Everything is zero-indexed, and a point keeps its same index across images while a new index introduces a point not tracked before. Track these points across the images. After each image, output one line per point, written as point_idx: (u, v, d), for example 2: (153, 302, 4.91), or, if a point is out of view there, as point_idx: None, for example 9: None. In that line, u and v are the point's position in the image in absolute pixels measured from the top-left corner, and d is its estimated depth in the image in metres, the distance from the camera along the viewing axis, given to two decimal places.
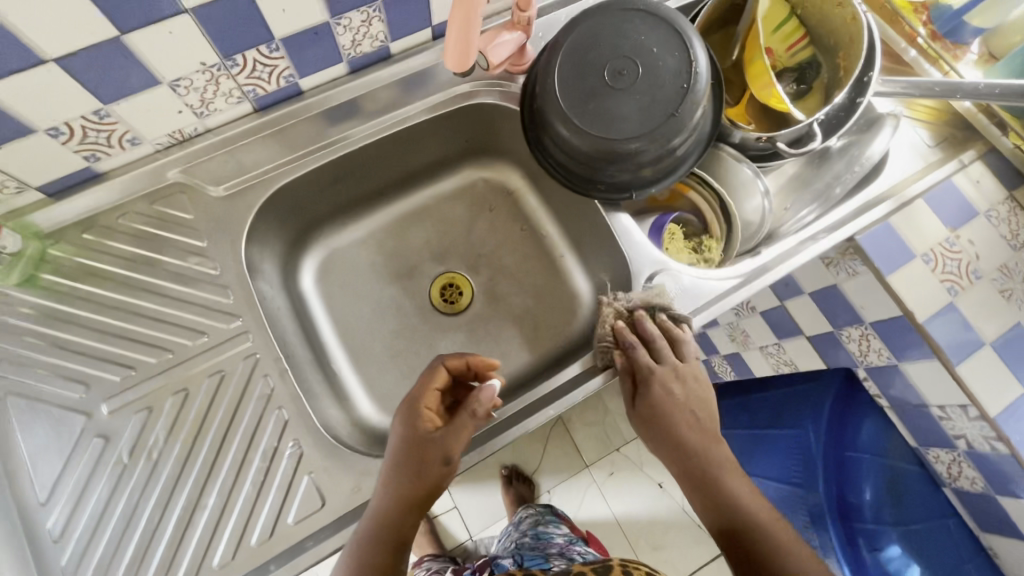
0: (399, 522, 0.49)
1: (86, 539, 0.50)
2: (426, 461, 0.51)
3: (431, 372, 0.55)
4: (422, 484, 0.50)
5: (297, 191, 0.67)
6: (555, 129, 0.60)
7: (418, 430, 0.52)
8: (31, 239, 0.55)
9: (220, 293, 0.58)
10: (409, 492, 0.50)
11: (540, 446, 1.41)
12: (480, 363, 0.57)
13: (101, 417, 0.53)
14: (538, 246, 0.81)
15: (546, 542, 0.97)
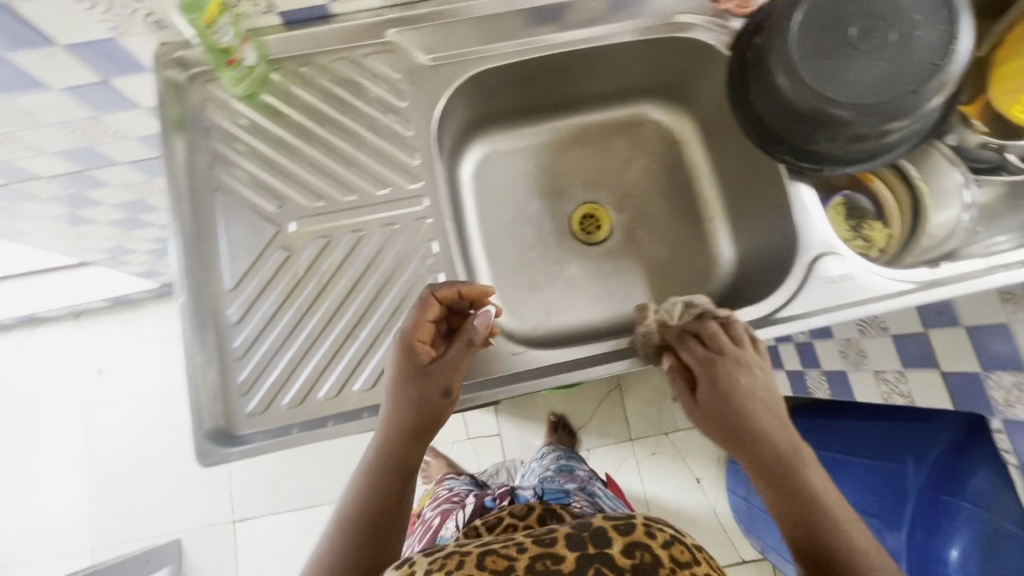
0: (402, 457, 0.51)
1: (258, 331, 0.56)
2: (426, 392, 0.52)
3: (423, 303, 0.54)
4: (423, 413, 0.52)
5: (488, 82, 0.68)
6: (773, 77, 0.58)
7: (415, 360, 0.53)
8: (262, 59, 0.60)
9: (407, 154, 0.61)
10: (412, 423, 0.51)
11: (592, 406, 1.44)
12: (473, 295, 0.56)
13: (289, 233, 0.58)
14: (690, 202, 0.79)
15: (569, 473, 0.98)
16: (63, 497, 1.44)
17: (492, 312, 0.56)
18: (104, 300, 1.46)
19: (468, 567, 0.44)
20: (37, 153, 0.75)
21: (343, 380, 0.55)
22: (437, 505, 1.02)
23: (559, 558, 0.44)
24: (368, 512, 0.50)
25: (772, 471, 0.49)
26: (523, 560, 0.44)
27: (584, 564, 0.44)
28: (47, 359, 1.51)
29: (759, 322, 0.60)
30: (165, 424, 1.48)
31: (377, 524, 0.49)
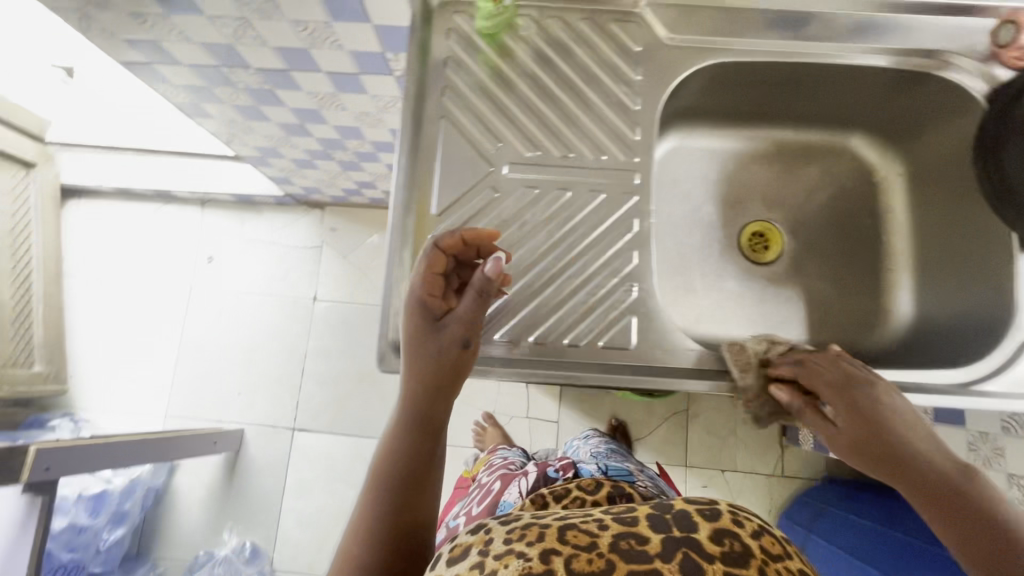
0: (427, 415, 0.51)
1: (453, 259, 0.58)
2: (443, 343, 0.52)
3: (430, 255, 0.54)
4: (444, 366, 0.51)
5: (717, 76, 0.67)
6: None
7: (429, 310, 0.53)
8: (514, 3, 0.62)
9: (629, 127, 0.61)
10: (434, 376, 0.51)
11: (655, 421, 1.39)
12: (477, 238, 0.55)
13: (501, 175, 0.60)
14: (872, 246, 0.75)
15: (623, 454, 0.90)
16: (151, 362, 1.54)
17: (502, 259, 0.51)
18: (231, 195, 1.55)
19: (546, 541, 0.35)
20: (259, 43, 0.79)
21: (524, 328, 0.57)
22: (493, 472, 0.89)
23: (643, 539, 0.35)
24: (397, 475, 0.49)
25: (934, 487, 0.42)
26: (606, 538, 0.35)
27: (670, 549, 0.34)
28: (165, 235, 1.61)
29: (959, 388, 0.58)
30: (255, 323, 1.56)
31: (410, 484, 0.49)
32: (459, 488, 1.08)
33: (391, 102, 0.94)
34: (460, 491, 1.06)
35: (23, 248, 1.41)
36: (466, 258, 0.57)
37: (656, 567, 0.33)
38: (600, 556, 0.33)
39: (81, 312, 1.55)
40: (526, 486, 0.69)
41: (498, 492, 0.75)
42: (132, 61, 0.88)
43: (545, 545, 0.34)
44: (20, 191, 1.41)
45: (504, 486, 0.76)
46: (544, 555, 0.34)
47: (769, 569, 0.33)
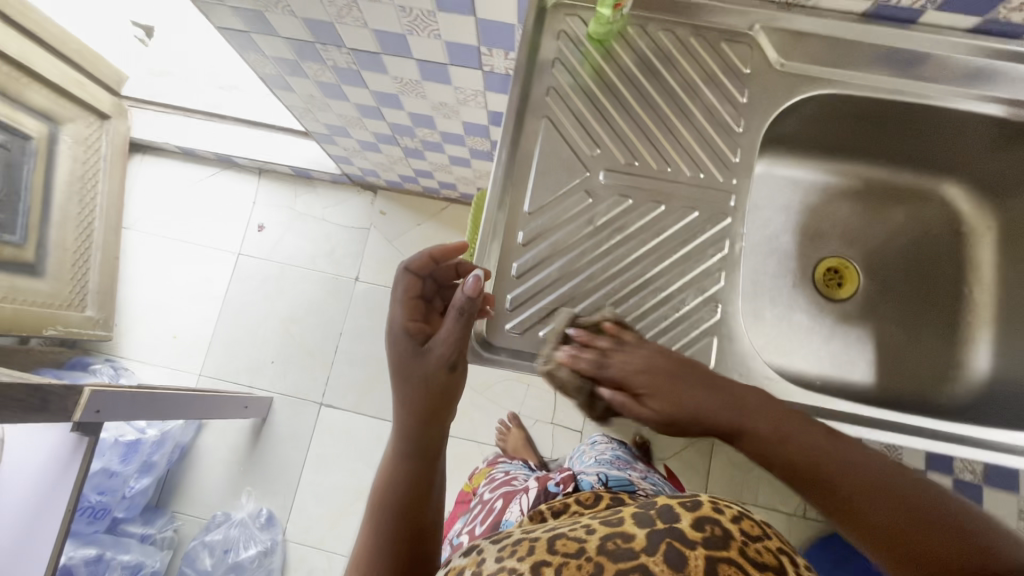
0: (418, 434, 0.54)
1: (541, 259, 0.59)
2: (427, 362, 0.54)
3: (405, 281, 0.58)
4: (432, 383, 0.54)
5: (819, 107, 0.66)
6: None
7: (412, 333, 0.56)
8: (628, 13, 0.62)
9: (730, 148, 0.61)
10: (424, 395, 0.54)
11: (680, 445, 1.37)
12: (445, 254, 0.59)
13: (597, 181, 0.60)
14: (951, 297, 0.74)
15: (628, 461, 0.88)
16: (193, 321, 1.58)
17: (482, 275, 0.51)
18: (289, 168, 1.58)
19: (535, 554, 0.34)
20: (359, 23, 0.80)
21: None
22: (495, 486, 0.86)
23: (628, 536, 0.33)
24: (398, 495, 0.52)
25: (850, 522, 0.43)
26: (594, 542, 0.34)
27: (653, 543, 0.32)
28: (220, 199, 1.65)
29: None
30: (297, 295, 1.59)
31: (410, 503, 0.52)
32: (460, 503, 1.05)
33: (472, 95, 0.95)
34: (460, 505, 1.04)
35: (89, 195, 1.45)
36: (447, 277, 0.61)
37: (641, 563, 0.31)
38: (587, 563, 0.32)
39: (133, 264, 1.60)
40: (526, 503, 0.66)
41: (500, 510, 0.73)
42: (229, 28, 0.90)
43: (535, 558, 0.33)
44: (93, 140, 1.45)
45: (506, 503, 0.73)
46: (534, 567, 0.33)
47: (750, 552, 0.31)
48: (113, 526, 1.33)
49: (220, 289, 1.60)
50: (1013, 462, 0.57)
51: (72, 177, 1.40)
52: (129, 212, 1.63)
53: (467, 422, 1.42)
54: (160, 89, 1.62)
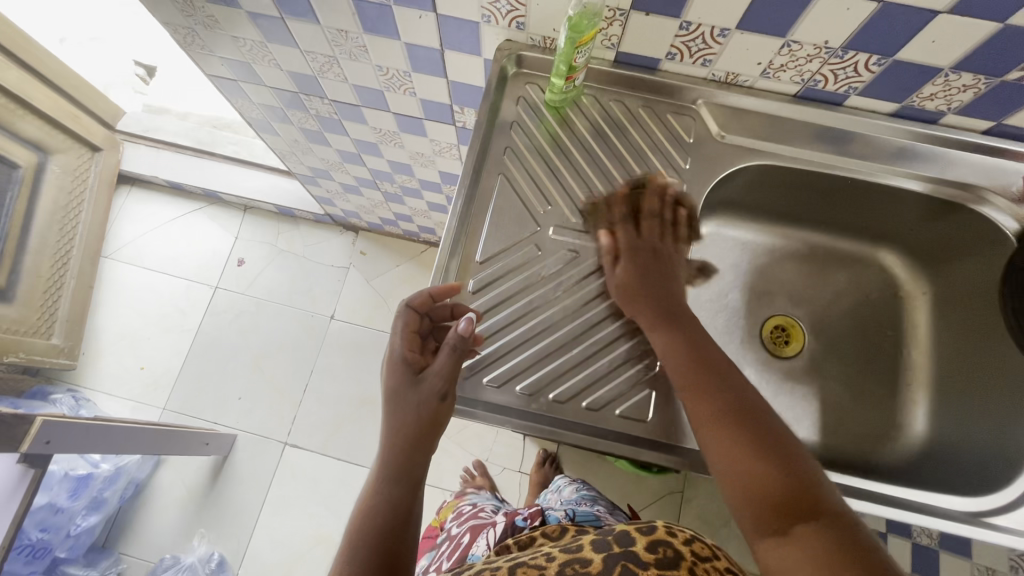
0: (402, 469, 0.52)
1: (490, 306, 0.61)
2: (421, 398, 0.54)
3: (405, 314, 0.58)
4: (424, 420, 0.54)
5: (759, 176, 0.71)
6: None
7: (409, 366, 0.56)
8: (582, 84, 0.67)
9: (673, 211, 0.65)
10: (414, 430, 0.53)
11: (648, 499, 1.34)
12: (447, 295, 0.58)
13: (547, 236, 0.63)
14: (891, 358, 0.76)
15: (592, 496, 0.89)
16: (163, 353, 1.56)
17: (473, 318, 0.56)
18: (274, 205, 1.62)
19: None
20: (340, 79, 0.86)
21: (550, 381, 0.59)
22: (463, 520, 0.86)
23: (587, 561, 0.41)
24: (377, 537, 0.48)
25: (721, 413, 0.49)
26: (554, 568, 0.41)
27: (609, 564, 0.40)
28: (202, 233, 1.67)
29: (970, 517, 0.58)
30: (271, 330, 1.59)
31: (390, 546, 0.48)
32: (427, 538, 1.03)
33: (446, 147, 1.00)
34: (427, 541, 1.01)
35: (71, 224, 1.46)
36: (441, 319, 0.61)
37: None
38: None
39: (108, 293, 1.60)
40: (491, 537, 0.69)
41: (467, 544, 0.74)
42: (219, 76, 0.95)
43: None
44: (81, 171, 1.49)
45: (473, 538, 0.75)
46: None
47: (697, 569, 0.40)
48: (51, 567, 1.27)
49: (194, 322, 1.60)
50: (947, 527, 0.56)
51: (56, 206, 1.41)
52: (109, 241, 1.64)
53: (433, 468, 1.40)
54: (155, 124, 1.67)
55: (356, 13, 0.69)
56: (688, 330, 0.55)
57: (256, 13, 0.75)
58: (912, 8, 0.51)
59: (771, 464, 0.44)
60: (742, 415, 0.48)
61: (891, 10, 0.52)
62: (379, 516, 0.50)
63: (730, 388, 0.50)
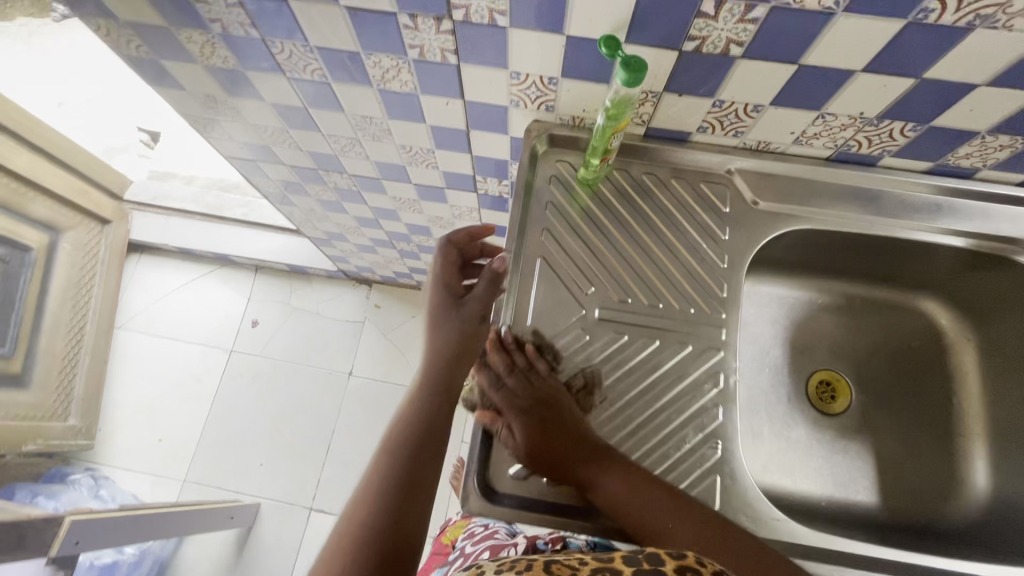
0: (442, 374, 0.59)
1: None
2: (461, 318, 0.61)
3: (445, 248, 0.64)
4: (463, 336, 0.60)
5: (795, 238, 0.71)
6: None
7: (449, 290, 0.63)
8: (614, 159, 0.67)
9: (717, 284, 0.65)
10: (458, 341, 0.60)
11: None
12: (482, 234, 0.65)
13: (592, 319, 0.63)
14: (942, 409, 0.75)
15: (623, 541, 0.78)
16: (181, 422, 1.53)
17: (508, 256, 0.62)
18: (286, 265, 1.62)
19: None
20: (362, 157, 0.86)
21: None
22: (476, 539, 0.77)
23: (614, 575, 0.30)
24: (409, 443, 0.54)
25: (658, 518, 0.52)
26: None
27: None
28: (214, 296, 1.66)
29: None
30: (289, 391, 1.56)
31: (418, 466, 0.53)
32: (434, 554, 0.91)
33: (466, 211, 1.00)
34: (436, 558, 0.89)
35: (83, 299, 1.45)
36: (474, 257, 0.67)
37: None
38: None
39: (122, 365, 1.58)
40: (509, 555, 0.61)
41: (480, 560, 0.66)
42: (237, 156, 0.95)
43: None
44: (91, 245, 1.48)
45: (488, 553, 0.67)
46: None
47: None
48: None
49: (210, 388, 1.57)
50: None
51: (68, 284, 1.40)
52: (121, 312, 1.63)
53: None
54: (163, 192, 1.67)
55: (382, 102, 0.69)
56: (635, 492, 0.52)
57: (279, 103, 0.75)
58: (950, 83, 0.51)
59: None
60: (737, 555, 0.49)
61: (928, 85, 0.52)
62: (414, 420, 0.56)
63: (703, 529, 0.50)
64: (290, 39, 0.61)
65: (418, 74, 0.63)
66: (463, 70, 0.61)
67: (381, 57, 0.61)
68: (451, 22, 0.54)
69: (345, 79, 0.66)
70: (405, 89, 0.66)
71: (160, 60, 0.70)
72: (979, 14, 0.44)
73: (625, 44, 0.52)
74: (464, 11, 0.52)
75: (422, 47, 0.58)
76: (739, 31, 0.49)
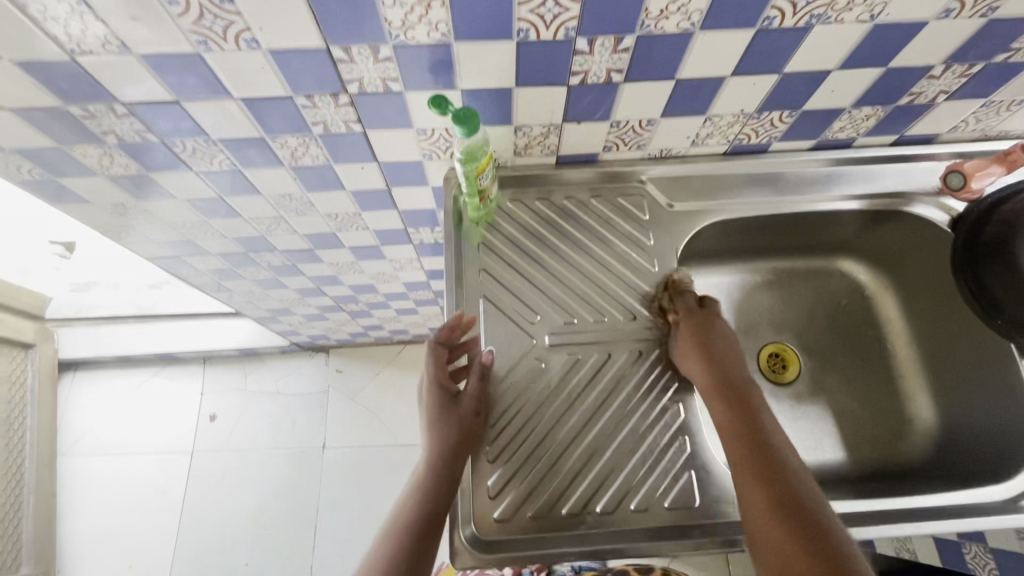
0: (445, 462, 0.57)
1: (511, 435, 0.61)
2: (461, 416, 0.60)
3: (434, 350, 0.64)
4: (463, 434, 0.59)
5: (716, 230, 0.75)
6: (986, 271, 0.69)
7: (443, 391, 0.62)
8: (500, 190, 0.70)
9: (652, 288, 0.69)
10: (456, 442, 0.58)
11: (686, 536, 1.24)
12: (461, 325, 0.64)
13: (544, 346, 0.65)
14: (880, 355, 0.80)
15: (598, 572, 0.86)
16: (149, 540, 1.43)
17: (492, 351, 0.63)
18: (235, 350, 1.56)
19: None
20: (289, 232, 0.85)
21: (592, 496, 0.58)
22: None
23: None
24: (399, 566, 0.52)
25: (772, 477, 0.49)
26: None
27: None
28: (164, 397, 1.58)
29: (1008, 503, 0.62)
30: (262, 481, 1.48)
31: None
32: None
33: (406, 262, 1.01)
34: None
35: (17, 435, 1.35)
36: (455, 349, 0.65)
37: None
38: None
39: (73, 494, 1.46)
40: None
41: None
42: (160, 256, 0.93)
43: None
44: (17, 375, 1.37)
45: None
46: None
47: None
48: None
49: (176, 496, 1.47)
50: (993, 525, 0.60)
51: None
52: (62, 438, 1.52)
53: None
54: (88, 302, 1.58)
55: (297, 178, 0.70)
56: (732, 395, 0.57)
57: (193, 198, 0.73)
58: (807, 73, 0.57)
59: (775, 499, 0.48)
60: (769, 471, 0.50)
61: (791, 77, 0.58)
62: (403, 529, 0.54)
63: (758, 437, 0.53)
64: (190, 137, 0.61)
65: (328, 147, 0.64)
66: (371, 136, 0.62)
67: (286, 137, 0.61)
68: (348, 95, 0.55)
69: (255, 164, 0.66)
70: (318, 162, 0.66)
71: (57, 178, 0.67)
72: (813, 14, 0.50)
73: (517, 88, 0.55)
74: (357, 84, 0.54)
75: (325, 123, 0.59)
76: (616, 60, 0.53)
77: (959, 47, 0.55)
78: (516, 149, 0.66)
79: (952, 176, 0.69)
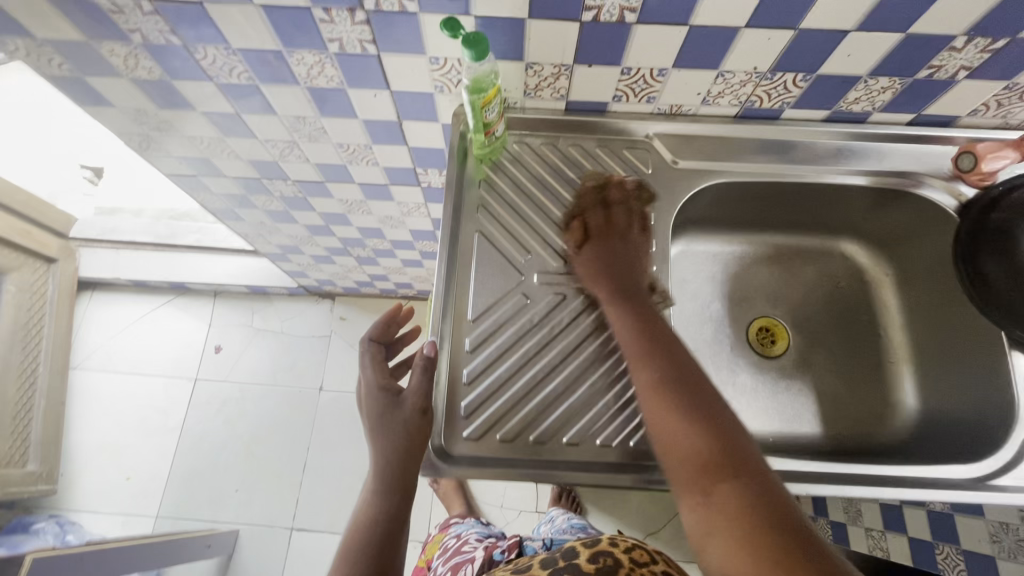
0: (393, 462, 0.54)
1: (491, 362, 0.63)
2: (404, 417, 0.56)
3: (368, 349, 0.61)
4: (411, 437, 0.55)
5: (718, 194, 0.75)
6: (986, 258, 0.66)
7: (384, 393, 0.58)
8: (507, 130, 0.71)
9: None
10: (403, 448, 0.54)
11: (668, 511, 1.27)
12: (398, 318, 0.64)
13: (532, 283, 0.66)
14: (872, 338, 0.80)
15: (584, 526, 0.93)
16: (148, 456, 1.49)
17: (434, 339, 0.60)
18: (245, 287, 1.60)
19: None
20: (301, 160, 0.87)
21: (561, 426, 0.60)
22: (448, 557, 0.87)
23: None
24: None
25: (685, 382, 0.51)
26: None
27: None
28: (172, 325, 1.63)
29: (977, 483, 0.61)
30: (259, 414, 1.53)
31: None
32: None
33: (415, 207, 1.02)
34: None
35: (34, 341, 1.41)
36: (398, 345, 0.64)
37: None
38: None
39: (81, 405, 1.53)
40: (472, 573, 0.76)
41: None
42: (178, 174, 0.96)
43: None
44: (39, 285, 1.42)
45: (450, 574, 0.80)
46: None
47: None
48: None
49: (177, 419, 1.53)
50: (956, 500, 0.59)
51: (16, 325, 1.35)
52: (75, 352, 1.59)
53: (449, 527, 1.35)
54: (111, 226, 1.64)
55: (312, 100, 0.71)
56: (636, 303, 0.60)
57: (211, 111, 0.76)
58: (824, 32, 0.57)
59: (675, 371, 0.52)
60: (678, 385, 0.51)
61: (807, 35, 0.57)
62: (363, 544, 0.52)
63: (674, 364, 0.53)
64: (212, 43, 0.62)
65: (343, 68, 0.65)
66: (385, 60, 0.63)
67: (303, 53, 0.63)
68: (364, 12, 0.56)
69: (272, 80, 0.68)
70: (332, 84, 0.68)
71: (86, 77, 0.70)
72: None
73: (530, 19, 0.56)
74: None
75: (340, 40, 0.61)
76: None
77: (984, 15, 0.54)
78: (527, 90, 0.67)
79: (963, 157, 0.68)
